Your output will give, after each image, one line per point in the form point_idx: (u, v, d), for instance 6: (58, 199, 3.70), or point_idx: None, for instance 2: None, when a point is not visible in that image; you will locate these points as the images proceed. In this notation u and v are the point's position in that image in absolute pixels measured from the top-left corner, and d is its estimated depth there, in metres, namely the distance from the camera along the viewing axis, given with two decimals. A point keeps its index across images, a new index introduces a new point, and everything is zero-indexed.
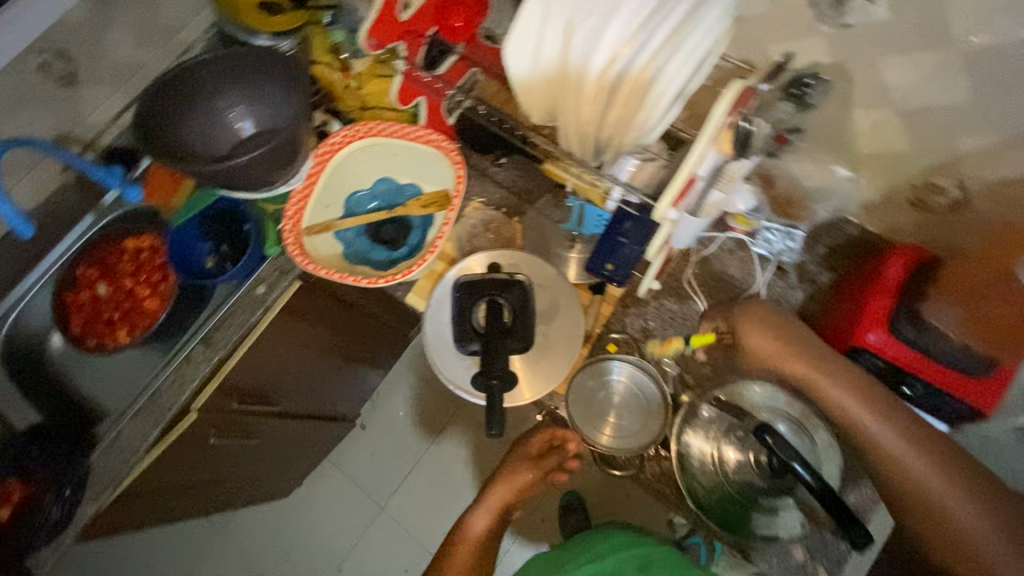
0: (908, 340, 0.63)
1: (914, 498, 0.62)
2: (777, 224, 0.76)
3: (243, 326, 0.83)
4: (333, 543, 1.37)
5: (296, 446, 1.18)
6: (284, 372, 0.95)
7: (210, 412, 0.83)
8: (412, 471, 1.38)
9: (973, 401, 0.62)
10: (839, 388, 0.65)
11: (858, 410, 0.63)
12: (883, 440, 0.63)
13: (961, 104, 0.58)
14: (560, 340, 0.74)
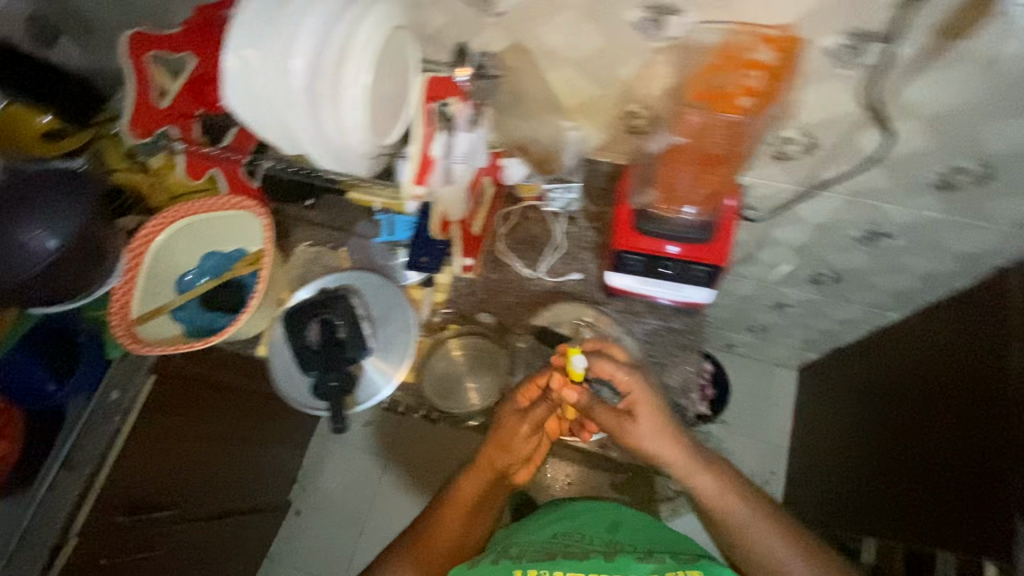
0: (653, 232, 0.72)
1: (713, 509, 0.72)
2: (556, 183, 0.86)
3: (103, 440, 0.86)
4: None
5: (218, 537, 1.22)
6: (175, 468, 1.01)
7: (93, 531, 0.85)
8: (365, 522, 1.53)
9: (707, 259, 0.71)
10: (670, 440, 0.71)
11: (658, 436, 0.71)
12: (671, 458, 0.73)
13: (606, 46, 0.67)
14: (395, 336, 0.80)
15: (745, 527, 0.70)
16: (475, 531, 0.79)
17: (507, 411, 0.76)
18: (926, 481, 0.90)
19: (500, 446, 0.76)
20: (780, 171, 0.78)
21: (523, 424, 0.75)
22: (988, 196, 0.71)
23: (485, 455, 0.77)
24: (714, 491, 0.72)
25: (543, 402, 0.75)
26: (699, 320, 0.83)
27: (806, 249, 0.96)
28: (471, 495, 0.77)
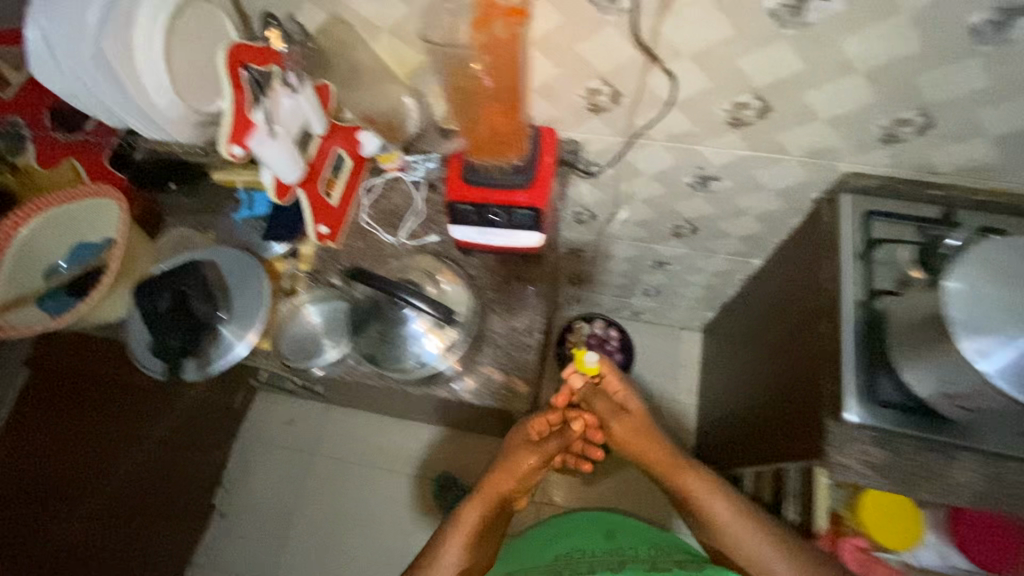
0: (477, 181, 0.77)
1: (726, 532, 0.78)
2: (415, 154, 0.93)
3: None
4: None
5: (129, 530, 1.24)
6: (65, 459, 1.03)
7: None
8: (296, 515, 1.54)
9: (529, 204, 0.76)
10: (654, 441, 0.88)
11: (733, 514, 0.79)
12: (718, 515, 0.80)
13: (408, 10, 0.73)
14: (250, 303, 0.84)
15: (727, 513, 0.79)
16: (480, 556, 0.80)
17: (514, 445, 0.84)
18: (772, 420, 0.95)
19: (513, 474, 0.83)
20: (602, 123, 0.85)
21: (539, 453, 0.83)
22: (775, 128, 0.79)
23: (493, 484, 0.83)
24: (694, 482, 0.84)
25: (555, 436, 0.85)
26: (546, 267, 0.89)
27: (657, 200, 1.03)
28: (478, 523, 0.81)
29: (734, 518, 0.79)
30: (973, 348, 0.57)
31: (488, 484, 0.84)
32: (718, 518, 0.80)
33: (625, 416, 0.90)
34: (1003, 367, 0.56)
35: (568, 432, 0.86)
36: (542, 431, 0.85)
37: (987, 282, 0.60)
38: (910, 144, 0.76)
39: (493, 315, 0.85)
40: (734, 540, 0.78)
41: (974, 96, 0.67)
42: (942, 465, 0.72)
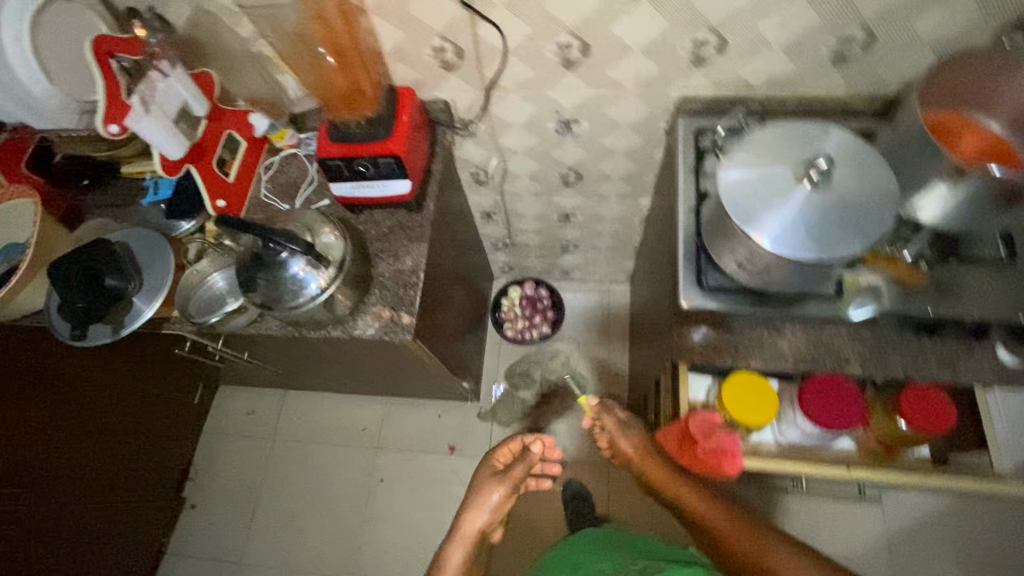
0: (340, 137, 0.86)
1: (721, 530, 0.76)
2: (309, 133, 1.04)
3: None
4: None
5: (94, 517, 1.32)
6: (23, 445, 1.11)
7: None
8: (262, 497, 1.63)
9: (385, 151, 0.85)
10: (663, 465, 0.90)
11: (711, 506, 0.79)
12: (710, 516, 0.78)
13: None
14: (154, 274, 0.93)
15: (727, 525, 0.75)
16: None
17: (486, 478, 1.01)
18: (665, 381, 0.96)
19: (488, 506, 0.97)
20: (459, 79, 0.95)
21: (506, 479, 1.00)
22: (603, 64, 0.89)
23: (471, 518, 0.95)
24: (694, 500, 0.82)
25: (521, 462, 1.02)
26: (426, 215, 0.98)
27: (536, 151, 1.13)
28: (463, 555, 0.92)
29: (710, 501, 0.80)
30: (743, 218, 0.65)
31: (462, 522, 0.95)
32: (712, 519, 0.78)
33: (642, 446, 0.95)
34: (768, 230, 0.64)
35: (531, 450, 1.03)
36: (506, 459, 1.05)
37: (755, 159, 0.68)
38: (717, 62, 0.86)
39: (380, 261, 0.94)
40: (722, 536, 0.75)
41: (749, 9, 0.77)
42: (770, 337, 0.80)
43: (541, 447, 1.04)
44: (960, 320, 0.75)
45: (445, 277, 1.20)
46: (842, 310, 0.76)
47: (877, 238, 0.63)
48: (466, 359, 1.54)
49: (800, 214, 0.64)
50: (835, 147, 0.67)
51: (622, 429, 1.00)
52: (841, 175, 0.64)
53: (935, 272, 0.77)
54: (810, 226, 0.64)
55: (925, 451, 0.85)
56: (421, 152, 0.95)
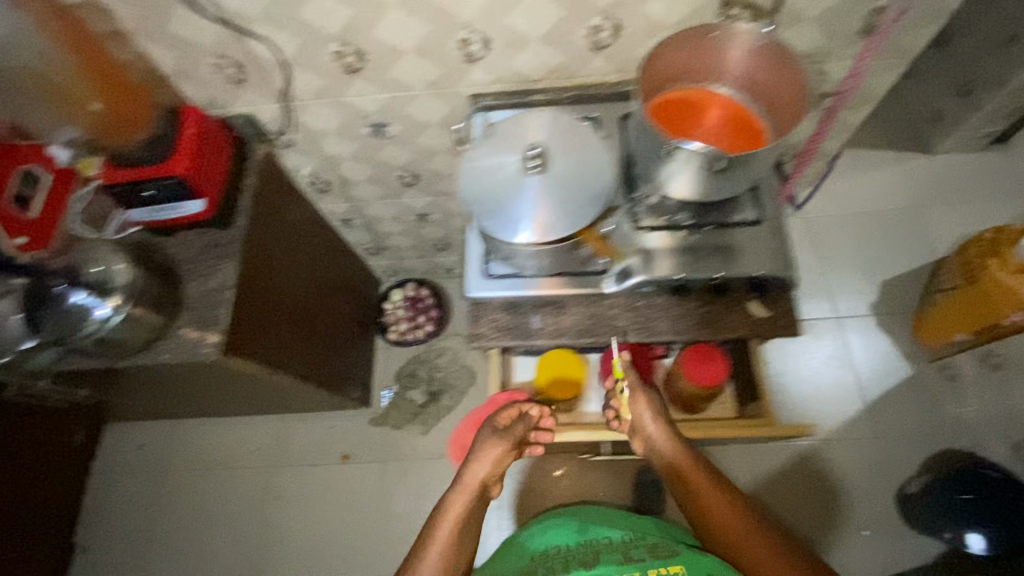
0: (124, 162, 0.87)
1: (743, 537, 0.77)
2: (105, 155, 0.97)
3: None
4: None
5: None
6: None
7: None
8: (161, 527, 1.60)
9: (170, 172, 0.86)
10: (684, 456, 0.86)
11: (737, 515, 0.79)
12: (728, 523, 0.79)
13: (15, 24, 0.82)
14: None
15: (753, 549, 0.75)
16: (466, 546, 0.80)
17: (486, 439, 0.89)
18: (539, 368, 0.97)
19: (491, 460, 0.87)
20: (251, 93, 0.96)
21: (506, 438, 0.89)
22: (383, 69, 0.91)
23: (472, 473, 0.86)
24: (718, 504, 0.81)
25: (520, 419, 0.92)
26: (236, 232, 0.99)
27: (362, 156, 1.15)
28: (462, 514, 0.82)
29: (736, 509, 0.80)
30: (479, 208, 0.72)
31: (464, 480, 0.85)
32: (734, 528, 0.78)
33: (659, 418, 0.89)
34: (498, 218, 0.71)
35: (528, 415, 0.92)
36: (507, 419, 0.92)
37: (489, 151, 0.74)
38: (488, 59, 0.89)
39: (189, 283, 0.95)
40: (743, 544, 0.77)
41: (493, 7, 0.80)
42: (553, 312, 0.85)
43: (537, 413, 0.94)
44: (707, 283, 0.81)
45: (297, 287, 1.20)
46: (600, 285, 0.82)
47: (590, 217, 0.71)
48: (352, 365, 1.55)
49: (521, 199, 0.71)
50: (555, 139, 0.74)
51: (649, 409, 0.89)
52: (552, 162, 0.71)
53: (691, 238, 0.83)
54: (534, 211, 0.71)
55: (728, 387, 1.02)
56: (220, 169, 0.95)
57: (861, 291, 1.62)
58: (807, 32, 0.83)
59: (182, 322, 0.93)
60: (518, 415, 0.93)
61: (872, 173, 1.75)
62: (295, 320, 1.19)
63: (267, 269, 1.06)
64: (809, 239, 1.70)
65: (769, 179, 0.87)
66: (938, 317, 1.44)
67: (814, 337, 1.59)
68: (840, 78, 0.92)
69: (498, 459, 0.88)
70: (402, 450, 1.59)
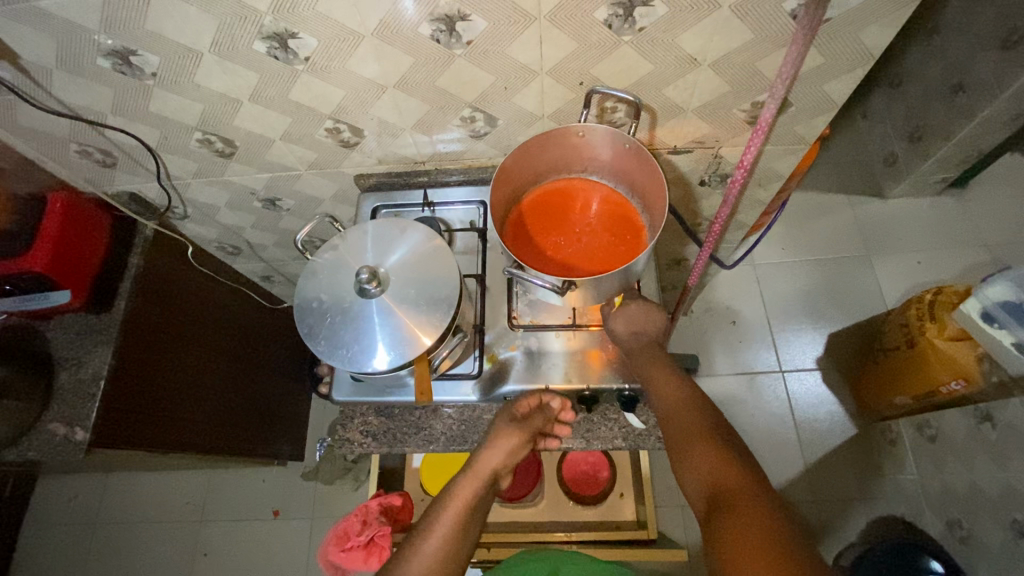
0: None
1: (685, 431, 0.64)
2: None
3: None
4: None
5: None
6: None
7: None
8: None
9: (33, 265, 0.83)
10: (668, 372, 0.71)
11: (686, 410, 0.66)
12: (677, 418, 0.66)
13: None
14: None
15: (702, 449, 0.61)
16: (470, 538, 0.66)
17: (499, 428, 0.72)
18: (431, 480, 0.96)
19: (506, 451, 0.70)
20: (128, 173, 0.92)
21: (526, 431, 0.71)
22: (257, 152, 0.87)
23: (482, 461, 0.70)
24: (690, 420, 0.65)
25: (539, 410, 0.75)
26: (117, 316, 0.94)
27: (263, 225, 1.11)
28: (466, 502, 0.67)
29: (689, 407, 0.66)
30: (311, 331, 0.67)
31: (473, 471, 0.69)
32: (682, 426, 0.65)
33: (647, 346, 0.74)
34: (331, 339, 0.66)
35: (549, 406, 0.75)
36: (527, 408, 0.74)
37: (328, 268, 0.70)
38: (364, 144, 0.86)
39: (61, 371, 0.91)
40: (688, 441, 0.63)
41: (353, 101, 0.76)
42: (424, 418, 0.81)
43: (559, 406, 0.75)
44: (576, 392, 0.78)
45: (202, 355, 1.16)
46: (469, 396, 0.78)
47: (431, 336, 0.65)
48: (283, 419, 1.51)
49: (356, 322, 0.67)
50: (399, 250, 0.71)
51: (637, 343, 0.75)
52: (388, 282, 0.68)
53: (572, 340, 0.80)
54: (370, 332, 0.66)
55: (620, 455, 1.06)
56: (96, 249, 0.92)
57: (804, 343, 1.58)
58: (689, 122, 0.79)
59: (59, 413, 0.89)
60: (538, 405, 0.75)
61: (822, 219, 1.70)
62: (197, 387, 1.15)
63: (158, 347, 1.03)
64: (756, 287, 1.65)
65: (652, 271, 0.83)
66: (881, 378, 1.37)
67: (756, 393, 1.55)
68: (736, 162, 0.88)
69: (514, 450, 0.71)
70: (332, 506, 1.55)
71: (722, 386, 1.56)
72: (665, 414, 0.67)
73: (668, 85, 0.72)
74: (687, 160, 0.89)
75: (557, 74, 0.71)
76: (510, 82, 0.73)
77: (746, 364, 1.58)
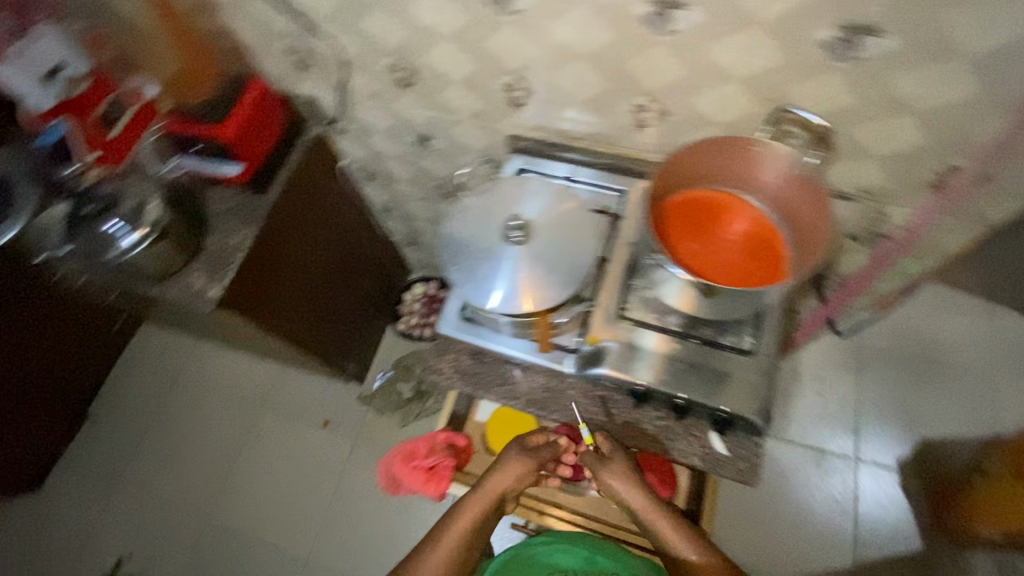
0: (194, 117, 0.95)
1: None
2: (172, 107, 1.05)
3: None
4: (84, 506, 1.66)
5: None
6: None
7: None
8: (152, 431, 1.73)
9: (229, 134, 0.94)
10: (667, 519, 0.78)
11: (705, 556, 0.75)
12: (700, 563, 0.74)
13: None
14: None
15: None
16: (474, 547, 0.80)
17: (510, 455, 0.83)
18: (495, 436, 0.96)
19: (514, 477, 0.81)
20: (315, 79, 1.02)
21: (533, 460, 0.83)
22: (433, 89, 0.93)
23: (493, 482, 0.81)
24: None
25: (548, 446, 0.87)
26: (269, 201, 1.05)
27: (406, 159, 1.18)
28: (472, 520, 0.79)
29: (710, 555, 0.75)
30: (452, 257, 0.72)
31: (485, 487, 0.81)
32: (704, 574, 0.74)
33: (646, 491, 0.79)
34: (467, 270, 0.71)
35: (556, 444, 0.86)
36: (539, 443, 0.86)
37: (481, 205, 0.75)
38: (532, 106, 0.89)
39: (213, 235, 1.03)
40: None
41: (539, 62, 0.79)
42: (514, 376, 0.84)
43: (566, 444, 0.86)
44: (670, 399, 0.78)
45: (316, 262, 1.26)
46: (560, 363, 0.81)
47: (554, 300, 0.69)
48: (358, 343, 1.61)
49: (494, 261, 0.71)
50: (549, 206, 0.74)
51: (630, 485, 0.79)
52: (534, 233, 0.71)
53: (678, 349, 0.78)
54: (501, 274, 0.70)
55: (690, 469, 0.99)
56: (269, 139, 1.02)
57: (889, 439, 1.46)
58: (867, 168, 0.76)
59: (205, 271, 1.00)
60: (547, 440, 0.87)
61: (954, 319, 1.55)
62: (307, 290, 1.25)
63: (289, 244, 1.12)
64: (853, 365, 1.55)
65: (779, 306, 0.80)
66: (970, 502, 1.25)
67: (820, 472, 1.45)
68: (899, 224, 0.83)
69: (523, 475, 0.82)
70: (376, 436, 1.64)
71: (786, 454, 1.48)
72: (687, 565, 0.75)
73: (861, 124, 0.70)
74: (846, 208, 0.85)
75: (751, 83, 0.70)
76: (697, 79, 0.73)
77: (818, 439, 1.48)
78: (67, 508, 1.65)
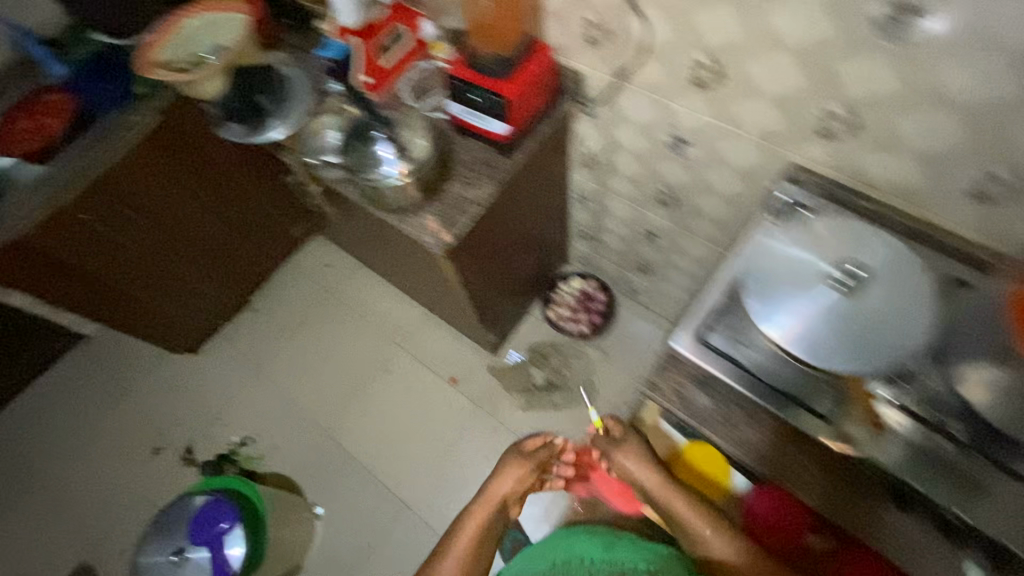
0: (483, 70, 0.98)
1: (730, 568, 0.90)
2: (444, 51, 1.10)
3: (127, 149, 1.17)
4: (226, 383, 1.81)
5: (186, 283, 1.58)
6: (182, 198, 1.35)
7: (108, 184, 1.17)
8: (297, 335, 1.86)
9: (508, 94, 0.96)
10: (685, 506, 0.93)
11: (729, 548, 0.90)
12: (726, 555, 0.90)
13: None
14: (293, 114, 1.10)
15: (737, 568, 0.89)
16: (485, 546, 1.02)
17: (508, 460, 1.13)
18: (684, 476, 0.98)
19: (512, 478, 1.10)
20: (598, 57, 1.00)
21: (528, 462, 1.12)
22: (731, 98, 0.87)
23: (495, 488, 1.08)
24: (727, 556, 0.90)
25: (544, 447, 1.16)
26: (514, 163, 1.06)
27: (644, 157, 1.15)
28: (479, 524, 1.03)
29: (735, 546, 0.90)
30: (754, 284, 0.72)
31: (486, 496, 1.07)
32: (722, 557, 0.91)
33: (661, 483, 0.94)
34: (767, 301, 0.70)
35: (550, 446, 1.15)
36: (535, 447, 1.15)
37: (797, 241, 0.73)
38: (844, 143, 0.81)
39: (456, 181, 1.05)
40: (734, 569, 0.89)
41: (891, 99, 0.72)
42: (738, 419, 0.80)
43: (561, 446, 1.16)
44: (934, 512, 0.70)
45: (519, 233, 1.27)
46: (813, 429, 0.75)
47: (839, 369, 0.66)
48: (509, 317, 1.62)
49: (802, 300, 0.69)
50: (872, 260, 0.70)
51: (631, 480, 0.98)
52: (858, 287, 0.68)
53: (956, 459, 0.68)
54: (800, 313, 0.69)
55: None
56: (534, 106, 1.03)
57: None
58: None
59: (443, 213, 1.03)
60: (543, 443, 1.16)
61: None
62: (503, 257, 1.28)
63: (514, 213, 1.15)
64: None
65: None
66: None
67: None
68: None
69: (520, 474, 1.11)
70: (496, 409, 1.65)
71: None
72: (713, 551, 0.92)
73: None
74: None
75: None
76: None
77: None
78: (215, 376, 1.82)
